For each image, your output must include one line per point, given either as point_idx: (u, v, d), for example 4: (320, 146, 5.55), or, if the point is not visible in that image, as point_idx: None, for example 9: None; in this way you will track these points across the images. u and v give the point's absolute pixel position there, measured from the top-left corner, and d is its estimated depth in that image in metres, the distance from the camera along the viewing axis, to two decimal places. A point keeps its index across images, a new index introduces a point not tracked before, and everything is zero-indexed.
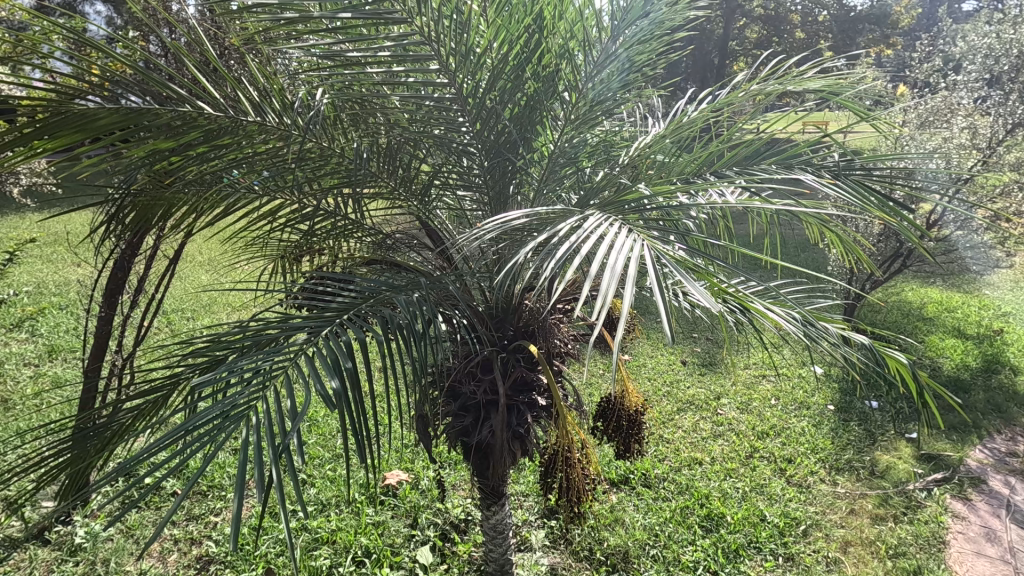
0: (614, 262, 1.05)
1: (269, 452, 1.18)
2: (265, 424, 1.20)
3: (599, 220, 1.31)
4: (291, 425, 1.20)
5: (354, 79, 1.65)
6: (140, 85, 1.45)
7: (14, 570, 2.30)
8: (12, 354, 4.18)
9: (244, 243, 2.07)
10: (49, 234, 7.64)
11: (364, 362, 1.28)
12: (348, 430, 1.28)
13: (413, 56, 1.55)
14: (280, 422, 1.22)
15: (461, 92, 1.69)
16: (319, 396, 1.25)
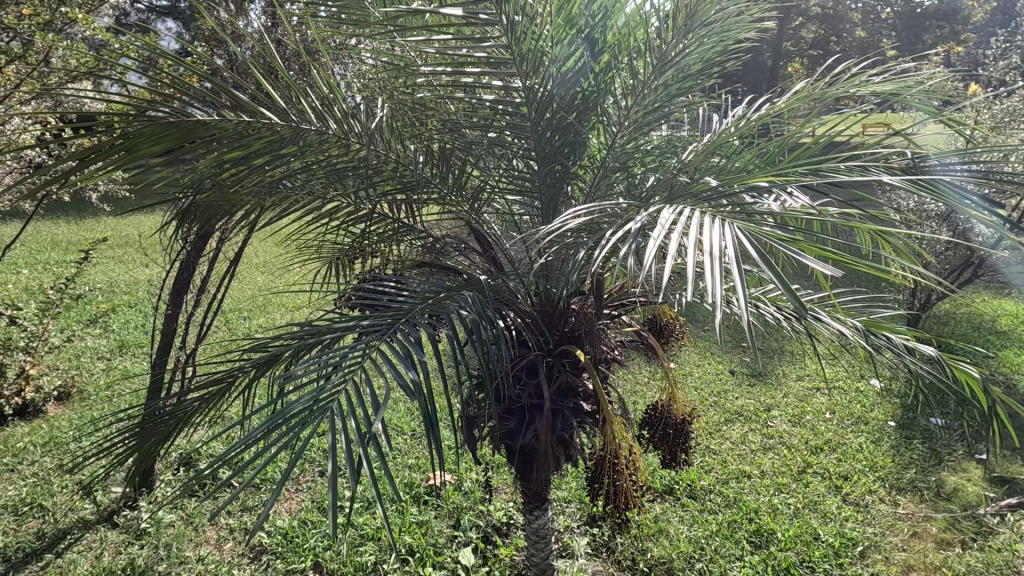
0: (690, 250, 1.07)
1: (355, 442, 1.20)
2: (349, 416, 1.23)
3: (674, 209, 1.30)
4: (377, 415, 1.24)
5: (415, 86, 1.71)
6: (209, 97, 1.53)
7: (87, 550, 2.46)
8: (88, 348, 4.48)
9: (300, 245, 2.16)
10: (120, 235, 8.16)
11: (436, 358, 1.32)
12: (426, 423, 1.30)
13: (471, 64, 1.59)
14: (364, 413, 1.25)
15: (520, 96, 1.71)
16: (399, 387, 1.28)
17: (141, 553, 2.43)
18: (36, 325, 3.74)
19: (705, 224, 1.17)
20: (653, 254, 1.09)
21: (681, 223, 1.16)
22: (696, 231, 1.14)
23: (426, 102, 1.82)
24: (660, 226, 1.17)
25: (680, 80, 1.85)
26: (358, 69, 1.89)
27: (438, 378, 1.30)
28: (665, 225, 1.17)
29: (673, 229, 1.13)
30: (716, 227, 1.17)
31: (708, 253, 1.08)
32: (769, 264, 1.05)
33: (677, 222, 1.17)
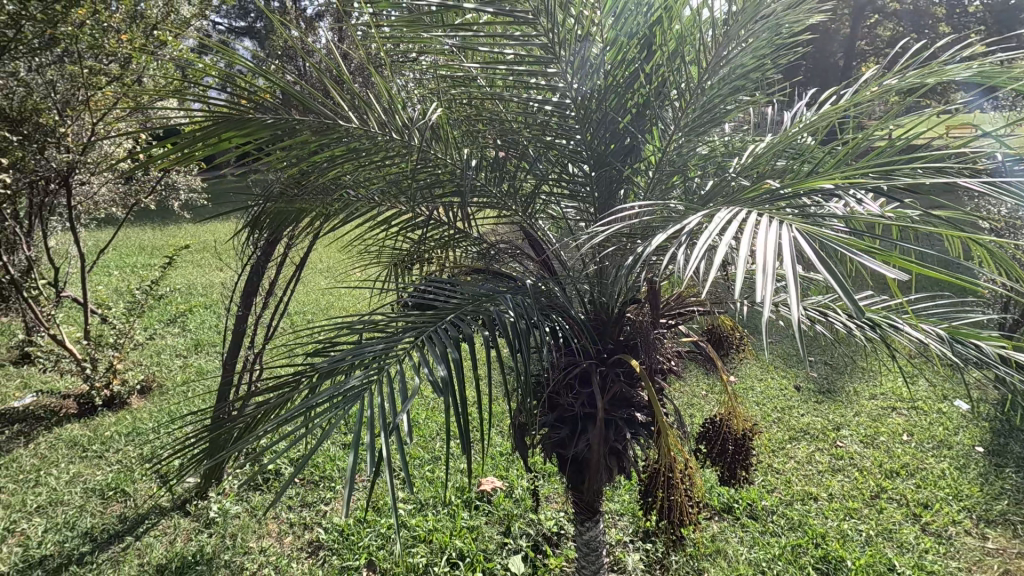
0: (744, 251, 1.03)
1: (379, 426, 1.27)
2: (378, 402, 1.31)
3: (733, 212, 1.25)
4: (403, 406, 1.28)
5: (472, 93, 1.75)
6: (280, 109, 1.62)
7: (162, 535, 2.63)
8: (168, 347, 4.81)
9: (361, 251, 2.23)
10: (199, 241, 8.73)
11: (469, 354, 1.34)
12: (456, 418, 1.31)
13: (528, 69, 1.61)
14: (394, 401, 1.31)
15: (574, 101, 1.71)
16: (429, 380, 1.34)
17: (209, 542, 2.57)
18: (124, 324, 4.05)
19: (765, 230, 1.11)
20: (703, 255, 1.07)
21: (736, 225, 1.12)
22: (754, 236, 1.08)
23: (483, 110, 1.85)
24: (714, 228, 1.15)
25: (742, 81, 1.79)
26: (418, 78, 1.94)
27: (469, 376, 1.33)
28: (721, 231, 1.12)
29: (730, 235, 1.08)
30: (773, 228, 1.13)
31: (763, 255, 1.04)
32: (834, 277, 0.99)
33: (734, 228, 1.11)
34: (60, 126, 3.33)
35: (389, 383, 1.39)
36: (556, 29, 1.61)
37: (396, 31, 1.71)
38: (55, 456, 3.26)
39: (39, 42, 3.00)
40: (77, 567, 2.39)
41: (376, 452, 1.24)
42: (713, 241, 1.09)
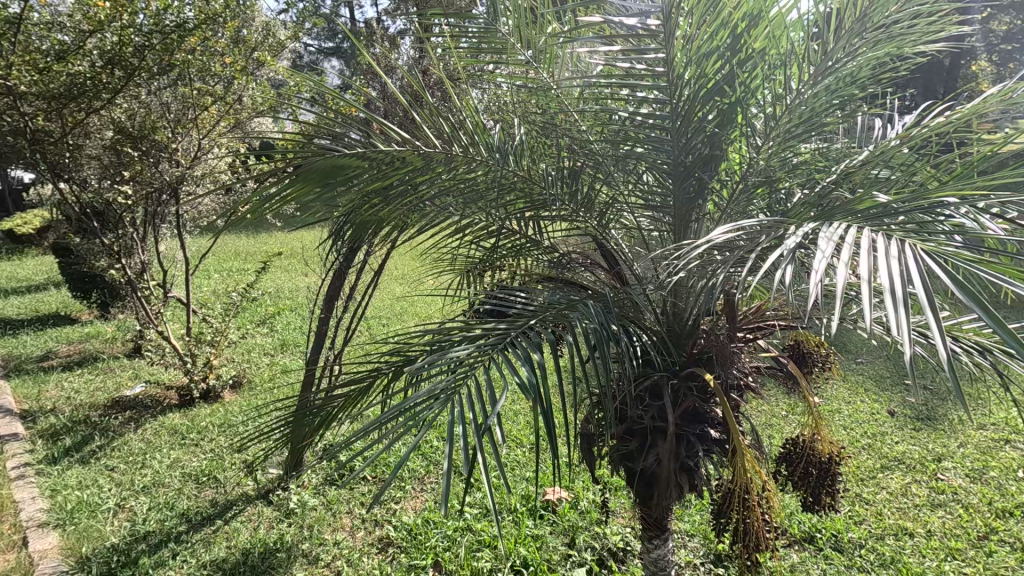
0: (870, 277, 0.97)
1: (471, 432, 1.27)
2: (469, 407, 1.31)
3: (835, 226, 1.19)
4: (493, 408, 1.30)
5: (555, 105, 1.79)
6: (364, 127, 1.73)
7: (247, 521, 2.81)
8: (257, 346, 5.16)
9: (435, 258, 2.31)
10: (287, 247, 9.34)
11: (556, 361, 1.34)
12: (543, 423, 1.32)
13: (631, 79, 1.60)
14: (483, 407, 1.32)
15: (652, 112, 1.69)
16: (517, 385, 1.34)
17: (288, 531, 2.72)
18: (220, 323, 4.39)
19: (882, 247, 1.06)
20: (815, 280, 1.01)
21: (847, 242, 1.07)
22: (871, 254, 1.03)
23: (562, 122, 1.88)
24: (824, 246, 1.09)
25: (838, 88, 1.69)
26: (497, 91, 2.00)
27: (555, 383, 1.34)
28: (833, 248, 1.07)
29: (843, 253, 1.03)
30: (895, 246, 1.06)
31: (886, 279, 0.98)
32: (965, 289, 0.92)
33: (848, 244, 1.06)
34: (173, 143, 3.68)
35: (474, 389, 1.39)
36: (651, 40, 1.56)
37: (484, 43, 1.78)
38: (158, 441, 3.58)
39: (158, 67, 3.34)
40: (175, 544, 2.61)
41: (471, 458, 1.25)
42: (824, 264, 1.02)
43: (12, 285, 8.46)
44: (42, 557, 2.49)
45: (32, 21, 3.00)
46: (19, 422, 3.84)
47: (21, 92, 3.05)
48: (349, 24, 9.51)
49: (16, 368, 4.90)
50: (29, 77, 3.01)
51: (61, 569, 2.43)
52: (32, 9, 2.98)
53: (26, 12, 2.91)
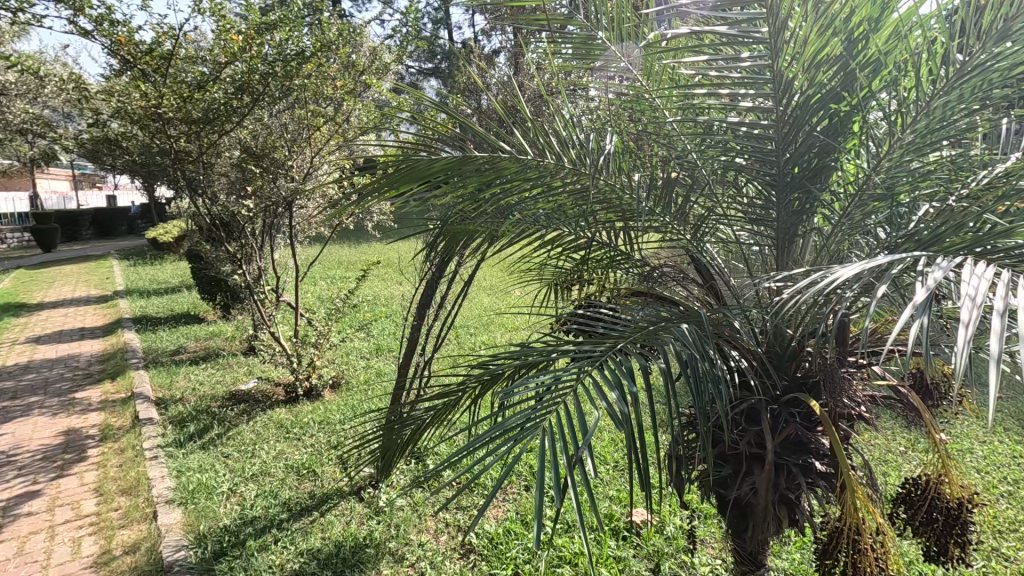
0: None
1: (562, 463, 1.20)
2: (560, 438, 1.24)
3: (974, 265, 1.09)
4: (584, 441, 1.21)
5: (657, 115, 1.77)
6: (460, 142, 1.80)
7: (341, 514, 2.98)
8: (355, 349, 5.49)
9: (525, 270, 2.35)
10: (385, 257, 9.88)
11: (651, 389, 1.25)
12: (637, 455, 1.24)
13: (738, 84, 1.55)
14: (573, 437, 1.24)
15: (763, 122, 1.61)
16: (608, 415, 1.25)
17: (377, 528, 2.84)
18: (324, 326, 4.72)
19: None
20: (965, 333, 0.94)
21: (1000, 288, 0.99)
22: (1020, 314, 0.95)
23: (658, 133, 1.85)
24: (966, 298, 0.99)
25: (983, 88, 1.49)
26: (590, 104, 2.02)
27: (649, 413, 1.25)
28: (978, 302, 0.97)
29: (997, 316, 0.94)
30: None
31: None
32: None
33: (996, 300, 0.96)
34: (289, 160, 4.04)
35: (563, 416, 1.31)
36: (761, 40, 1.48)
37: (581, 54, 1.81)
38: (267, 433, 3.90)
39: (280, 93, 3.68)
40: (277, 530, 2.82)
41: (563, 492, 1.18)
42: (981, 311, 0.94)
43: (154, 287, 9.64)
44: (168, 530, 2.80)
45: (180, 56, 3.45)
46: (154, 408, 4.36)
47: (169, 118, 3.50)
48: (448, 46, 9.91)
49: (154, 360, 5.57)
50: (176, 105, 3.43)
51: (182, 543, 2.70)
52: (181, 45, 3.44)
53: (176, 48, 3.35)
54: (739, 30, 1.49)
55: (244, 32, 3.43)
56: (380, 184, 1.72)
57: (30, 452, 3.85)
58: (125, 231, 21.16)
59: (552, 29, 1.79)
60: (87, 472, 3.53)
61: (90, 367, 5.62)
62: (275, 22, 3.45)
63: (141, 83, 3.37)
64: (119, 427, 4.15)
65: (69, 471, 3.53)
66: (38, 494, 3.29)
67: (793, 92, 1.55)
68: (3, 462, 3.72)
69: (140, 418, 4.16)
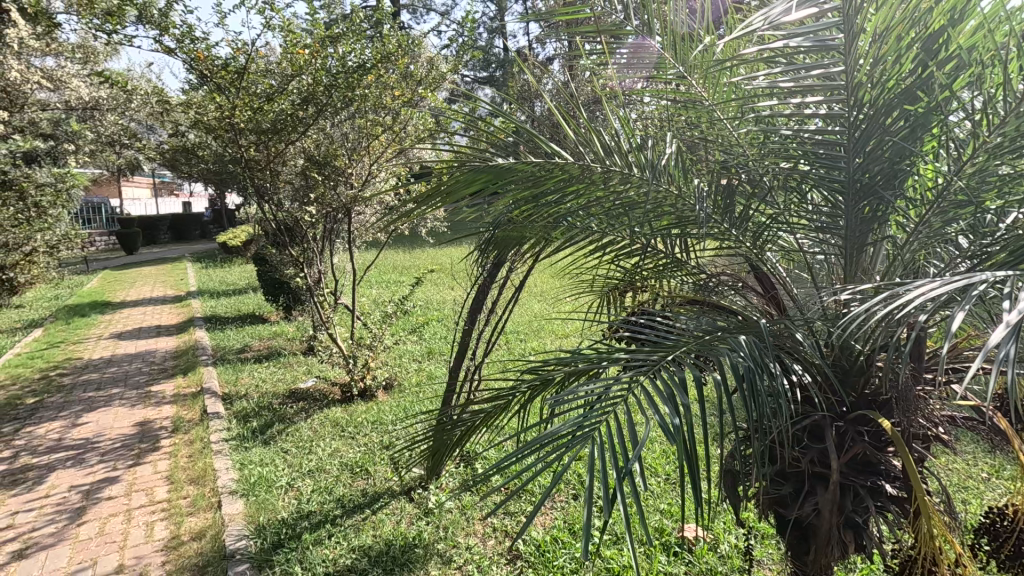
0: None
1: (611, 475, 1.17)
2: (610, 449, 1.21)
3: None
4: (635, 453, 1.19)
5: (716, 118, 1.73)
6: (514, 149, 1.81)
7: (392, 513, 3.04)
8: (408, 352, 5.61)
9: (575, 277, 2.34)
10: (438, 262, 10.07)
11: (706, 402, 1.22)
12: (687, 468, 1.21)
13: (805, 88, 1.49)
14: (624, 448, 1.21)
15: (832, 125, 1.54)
16: (660, 427, 1.23)
17: (426, 529, 2.88)
18: (378, 329, 4.85)
19: None
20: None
21: None
22: None
23: (718, 137, 1.81)
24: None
25: None
26: (647, 108, 1.99)
27: (704, 426, 1.20)
28: None
29: None
30: None
31: None
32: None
33: None
34: (349, 168, 4.20)
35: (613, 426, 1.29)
36: (832, 46, 1.42)
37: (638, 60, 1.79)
38: (323, 431, 4.04)
39: (342, 103, 3.83)
40: (331, 526, 2.91)
41: (612, 502, 1.15)
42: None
43: (223, 288, 10.21)
44: (231, 520, 2.95)
45: (252, 70, 3.65)
46: (221, 403, 4.61)
47: (240, 128, 3.71)
48: (503, 54, 10.06)
49: (222, 357, 5.89)
50: (247, 116, 3.64)
51: (244, 533, 2.84)
52: (253, 60, 3.65)
53: (249, 62, 3.56)
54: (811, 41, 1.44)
55: (310, 46, 3.60)
56: (434, 192, 1.75)
57: (111, 439, 4.14)
58: (199, 236, 22.56)
59: (606, 37, 1.78)
60: (160, 460, 3.77)
61: (165, 362, 6.00)
62: (339, 35, 3.60)
63: (217, 96, 3.59)
64: (189, 419, 4.41)
65: (145, 459, 3.78)
66: (117, 479, 3.53)
67: (864, 94, 1.48)
68: (88, 447, 4.02)
69: (208, 412, 4.40)
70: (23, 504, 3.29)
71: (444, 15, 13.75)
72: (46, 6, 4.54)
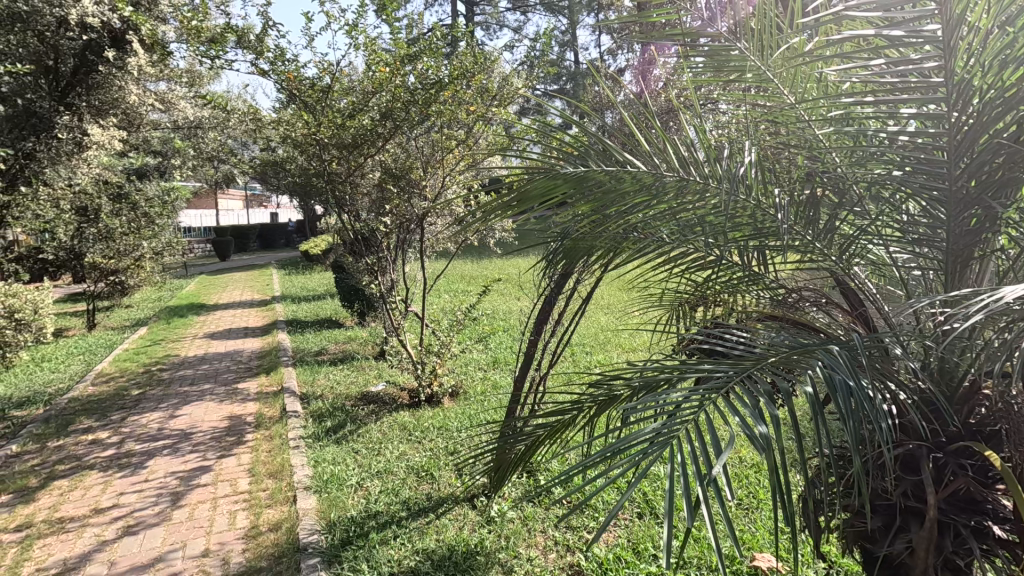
0: None
1: (695, 482, 1.12)
2: (692, 455, 1.16)
3: None
4: (719, 460, 1.13)
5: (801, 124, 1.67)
6: (586, 158, 1.81)
7: (455, 518, 3.08)
8: (474, 361, 5.70)
9: (644, 290, 2.30)
10: (505, 273, 10.19)
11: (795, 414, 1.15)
12: (776, 480, 1.14)
13: (903, 89, 1.39)
14: (707, 455, 1.16)
15: (935, 131, 1.42)
16: (745, 435, 1.17)
17: (488, 537, 2.89)
18: (446, 337, 4.95)
19: None
20: None
21: None
22: None
23: (802, 144, 1.73)
24: None
25: None
26: (727, 114, 1.94)
27: (793, 438, 1.14)
28: None
29: None
30: None
31: None
32: None
33: None
34: (423, 180, 4.35)
35: (693, 435, 1.24)
36: (932, 38, 1.32)
37: (717, 68, 1.75)
38: (392, 434, 4.18)
39: (419, 118, 3.98)
40: (397, 527, 2.98)
41: (696, 509, 1.10)
42: None
43: (304, 294, 10.82)
44: (305, 515, 3.09)
45: (336, 89, 3.87)
46: (299, 402, 4.87)
47: (325, 142, 3.94)
48: (574, 67, 10.11)
49: (301, 359, 6.23)
50: (331, 132, 3.87)
51: (316, 528, 2.97)
52: (337, 79, 3.87)
53: (333, 81, 3.79)
54: (905, 30, 1.33)
55: (391, 64, 3.77)
56: (505, 204, 1.77)
57: (203, 431, 4.48)
58: (284, 244, 24.08)
59: (684, 41, 1.73)
60: (243, 453, 4.03)
61: (250, 361, 6.43)
62: (417, 53, 3.75)
63: (304, 114, 3.85)
64: (270, 416, 4.68)
65: (231, 452, 4.05)
66: (207, 469, 3.81)
67: (975, 97, 1.35)
68: (183, 438, 4.36)
69: (287, 410, 4.66)
70: (128, 486, 3.62)
71: (515, 31, 14.02)
72: (161, 37, 5.06)
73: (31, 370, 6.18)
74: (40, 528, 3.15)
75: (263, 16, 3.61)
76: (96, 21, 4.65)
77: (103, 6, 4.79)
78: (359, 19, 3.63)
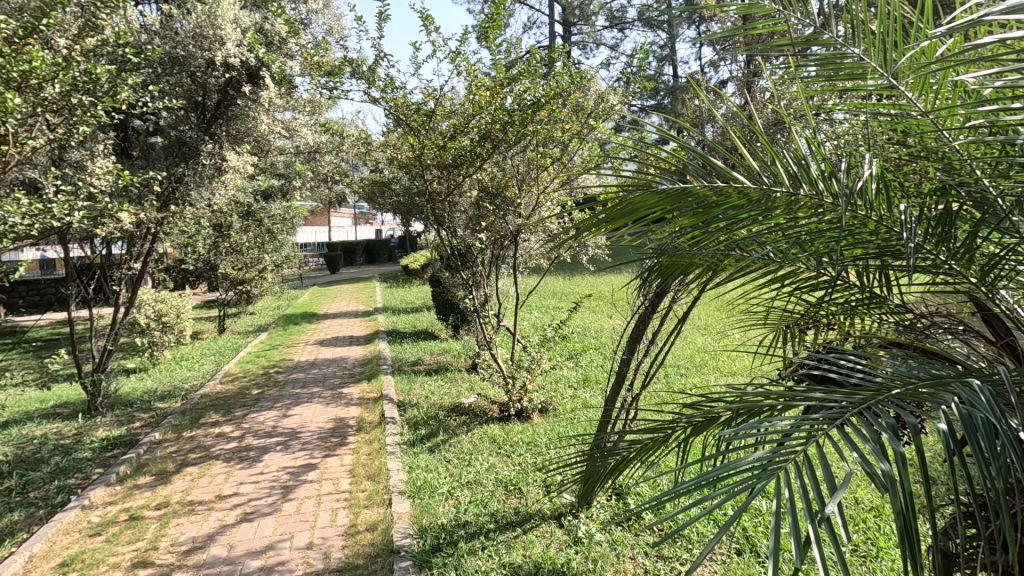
0: None
1: (804, 517, 1.02)
2: (800, 489, 1.06)
3: None
4: (833, 496, 1.02)
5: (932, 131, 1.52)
6: (684, 172, 1.77)
7: (542, 536, 3.06)
8: (564, 378, 5.68)
9: (747, 310, 2.18)
10: (598, 290, 10.11)
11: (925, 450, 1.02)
12: (901, 524, 1.01)
13: None
14: (818, 491, 1.05)
15: None
16: (863, 472, 1.05)
17: (575, 557, 2.84)
18: (537, 353, 4.99)
19: None
20: None
21: None
22: None
23: (933, 152, 1.58)
24: None
25: None
26: (846, 121, 1.83)
27: (920, 479, 1.01)
28: None
29: None
30: None
31: None
32: None
33: None
34: (518, 198, 4.47)
35: (803, 469, 1.13)
36: None
37: (833, 76, 1.63)
38: (482, 446, 4.26)
39: (516, 138, 4.08)
40: (484, 539, 3.02)
41: (805, 547, 0.99)
42: None
43: (403, 306, 11.40)
44: (399, 518, 3.23)
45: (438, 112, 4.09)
46: (397, 409, 5.11)
47: (427, 163, 4.17)
48: (673, 82, 10.00)
49: (399, 368, 6.56)
50: (434, 153, 4.08)
51: (409, 532, 3.08)
52: (441, 103, 4.08)
53: (436, 105, 4.00)
54: None
55: (490, 88, 3.90)
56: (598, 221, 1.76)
57: (311, 431, 4.83)
58: (386, 259, 25.53)
59: (795, 51, 1.64)
60: (345, 455, 4.29)
61: (354, 368, 6.84)
62: (516, 76, 3.87)
63: (410, 137, 4.10)
64: (371, 421, 4.96)
65: (334, 453, 4.33)
66: (313, 467, 4.10)
67: None
68: (294, 436, 4.73)
69: (386, 416, 4.91)
70: (247, 477, 3.98)
71: (612, 49, 14.10)
72: (288, 72, 5.63)
73: (173, 368, 7.02)
74: (175, 509, 3.54)
75: (376, 48, 3.91)
76: (236, 61, 5.31)
77: (242, 47, 5.50)
78: (462, 46, 3.82)
